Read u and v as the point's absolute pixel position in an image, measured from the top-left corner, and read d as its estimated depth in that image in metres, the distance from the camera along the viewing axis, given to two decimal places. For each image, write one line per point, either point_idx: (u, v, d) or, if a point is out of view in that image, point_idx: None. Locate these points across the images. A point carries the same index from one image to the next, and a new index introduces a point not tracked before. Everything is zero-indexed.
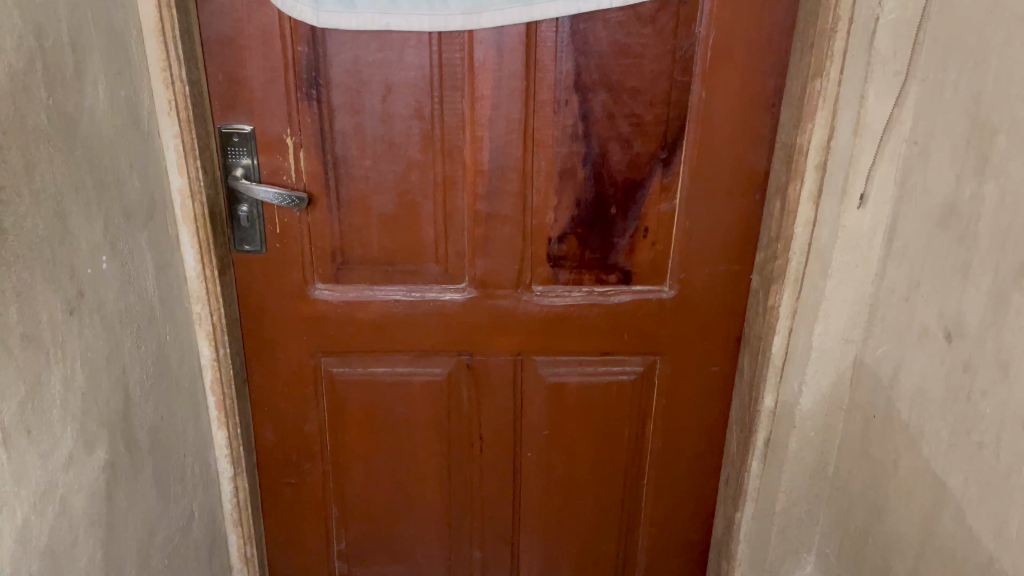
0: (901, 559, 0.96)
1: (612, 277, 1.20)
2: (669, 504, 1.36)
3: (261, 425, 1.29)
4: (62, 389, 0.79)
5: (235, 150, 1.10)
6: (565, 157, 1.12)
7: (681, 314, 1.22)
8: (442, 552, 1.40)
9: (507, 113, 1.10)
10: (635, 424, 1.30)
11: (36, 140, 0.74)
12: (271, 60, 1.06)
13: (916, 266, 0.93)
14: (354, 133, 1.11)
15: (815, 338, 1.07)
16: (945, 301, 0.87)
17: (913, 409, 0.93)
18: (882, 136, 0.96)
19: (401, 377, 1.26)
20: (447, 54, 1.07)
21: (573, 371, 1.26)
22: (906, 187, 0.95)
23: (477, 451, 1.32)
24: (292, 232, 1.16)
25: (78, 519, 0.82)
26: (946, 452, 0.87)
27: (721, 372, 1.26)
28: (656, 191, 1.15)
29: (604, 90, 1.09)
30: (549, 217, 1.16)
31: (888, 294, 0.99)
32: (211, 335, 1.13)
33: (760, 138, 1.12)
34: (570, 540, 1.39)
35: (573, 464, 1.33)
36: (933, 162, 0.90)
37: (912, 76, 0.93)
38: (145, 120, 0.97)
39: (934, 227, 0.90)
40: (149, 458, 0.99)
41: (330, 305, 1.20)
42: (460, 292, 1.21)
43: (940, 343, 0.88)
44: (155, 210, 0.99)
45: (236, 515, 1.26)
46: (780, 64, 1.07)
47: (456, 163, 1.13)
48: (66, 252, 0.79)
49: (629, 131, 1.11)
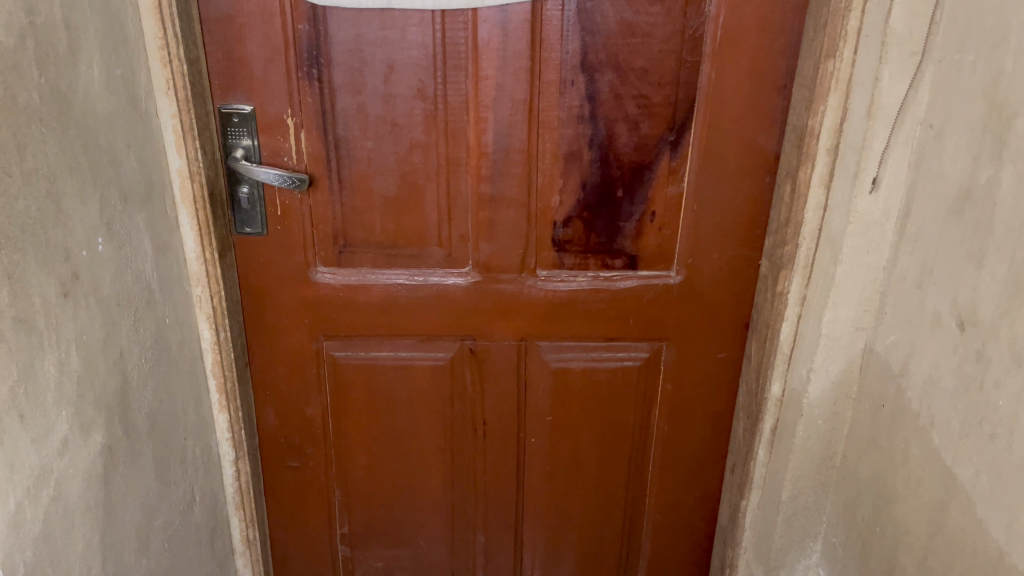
0: (909, 551, 0.95)
1: (617, 261, 1.19)
2: (674, 490, 1.35)
3: (263, 409, 1.28)
4: (57, 372, 0.78)
5: (234, 130, 1.09)
6: (570, 139, 1.10)
7: (689, 300, 1.20)
8: (445, 537, 1.40)
9: (512, 93, 1.08)
10: (641, 410, 1.29)
11: (28, 119, 0.73)
12: (271, 39, 1.04)
13: (930, 252, 0.91)
14: (356, 113, 1.09)
15: (824, 325, 1.05)
16: (958, 289, 0.85)
17: (923, 398, 0.92)
18: (897, 119, 0.93)
19: (403, 361, 1.25)
20: (450, 33, 1.05)
21: (577, 357, 1.25)
22: (919, 172, 0.93)
23: (480, 437, 1.31)
24: (293, 213, 1.14)
25: (74, 503, 0.81)
26: (956, 443, 0.85)
27: (727, 358, 1.24)
28: (664, 174, 1.13)
29: (611, 70, 1.06)
30: (554, 200, 1.14)
31: (901, 280, 0.97)
32: (211, 317, 1.12)
33: (770, 120, 1.09)
34: (574, 527, 1.38)
35: (578, 449, 1.32)
36: (949, 146, 0.87)
37: (928, 57, 0.90)
38: (142, 99, 0.95)
39: (949, 212, 0.87)
40: (148, 443, 0.98)
41: (331, 288, 1.19)
42: (463, 276, 1.19)
43: (953, 332, 0.86)
44: (153, 191, 0.98)
45: (237, 497, 1.26)
46: (792, 42, 1.05)
47: (459, 145, 1.11)
48: (60, 233, 0.78)
49: (637, 112, 1.09)
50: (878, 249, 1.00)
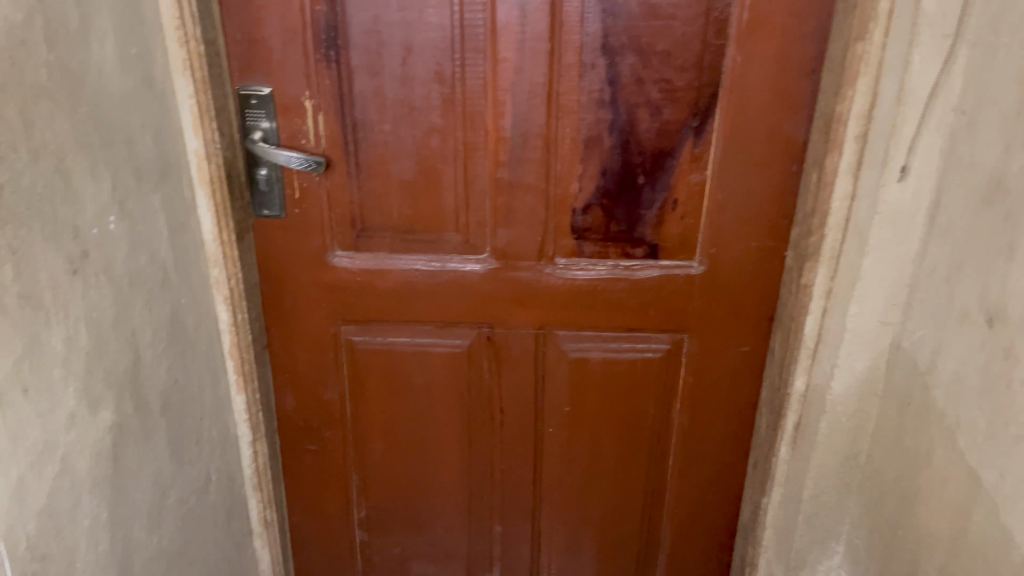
0: (931, 555, 0.92)
1: (638, 251, 1.16)
2: (694, 486, 1.32)
3: (282, 392, 1.28)
4: (64, 348, 0.79)
5: (253, 112, 1.09)
6: (590, 124, 1.08)
7: (711, 291, 1.17)
8: (462, 525, 1.39)
9: (531, 76, 1.06)
10: (661, 403, 1.26)
11: (36, 96, 0.73)
12: (290, 20, 1.04)
13: (960, 244, 0.87)
14: (374, 96, 1.08)
15: (849, 319, 1.02)
16: (987, 283, 0.81)
17: (949, 396, 0.88)
18: (927, 104, 0.90)
19: (420, 347, 1.24)
20: (469, 14, 1.03)
21: (595, 347, 1.23)
22: (951, 160, 0.89)
23: (498, 426, 1.30)
24: (312, 196, 1.14)
25: (82, 479, 0.82)
26: (982, 444, 0.82)
27: (751, 352, 1.21)
28: (687, 161, 1.10)
29: (633, 54, 1.03)
30: (574, 186, 1.12)
31: (930, 273, 0.93)
32: (229, 299, 1.12)
33: (798, 105, 1.05)
34: (592, 520, 1.37)
35: (597, 441, 1.30)
36: (982, 133, 0.83)
37: (961, 39, 0.86)
38: (158, 80, 0.95)
39: (980, 203, 0.83)
40: (161, 421, 0.99)
41: (349, 273, 1.19)
42: (481, 262, 1.18)
43: (981, 328, 0.82)
44: (169, 171, 0.98)
45: (255, 479, 1.26)
46: (822, 24, 1.01)
47: (477, 130, 1.09)
48: (69, 211, 0.79)
49: (659, 97, 1.06)
50: (907, 242, 0.96)
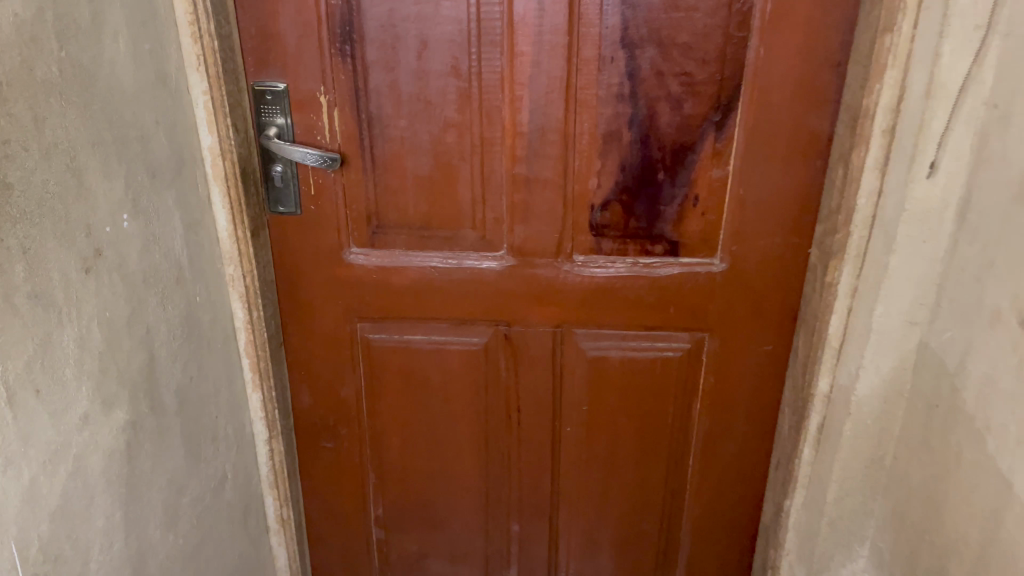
0: (959, 562, 0.89)
1: (658, 248, 1.14)
2: (715, 486, 1.30)
3: (298, 390, 1.28)
4: (77, 348, 0.78)
5: (268, 108, 1.08)
6: (609, 119, 1.06)
7: (733, 289, 1.15)
8: (479, 524, 1.38)
9: (549, 70, 1.04)
10: (680, 403, 1.24)
11: (47, 93, 0.72)
12: (304, 14, 1.02)
13: (991, 242, 0.84)
14: (389, 91, 1.06)
15: (875, 318, 1.00)
16: (1019, 283, 0.79)
17: (979, 399, 0.85)
18: (957, 98, 0.87)
19: (436, 345, 1.23)
20: (485, 7, 1.01)
21: (614, 346, 1.21)
22: (982, 156, 0.86)
23: (515, 425, 1.29)
24: (327, 192, 1.13)
25: (95, 479, 0.82)
26: (1013, 449, 0.79)
27: (774, 351, 1.19)
28: (708, 156, 1.08)
29: (652, 46, 1.01)
30: (592, 182, 1.10)
31: (959, 272, 0.91)
32: (245, 296, 1.12)
33: (823, 99, 1.02)
34: (611, 520, 1.35)
35: (615, 441, 1.28)
36: (1015, 127, 0.80)
37: (994, 30, 0.83)
38: (172, 76, 0.94)
39: (1012, 200, 0.81)
40: (177, 420, 0.98)
41: (365, 270, 1.18)
42: (498, 260, 1.16)
43: (1013, 329, 0.79)
44: (184, 167, 0.98)
45: (271, 476, 1.26)
46: (849, 15, 0.98)
47: (494, 125, 1.08)
48: (82, 209, 0.78)
49: (679, 90, 1.04)
50: (935, 239, 0.93)
